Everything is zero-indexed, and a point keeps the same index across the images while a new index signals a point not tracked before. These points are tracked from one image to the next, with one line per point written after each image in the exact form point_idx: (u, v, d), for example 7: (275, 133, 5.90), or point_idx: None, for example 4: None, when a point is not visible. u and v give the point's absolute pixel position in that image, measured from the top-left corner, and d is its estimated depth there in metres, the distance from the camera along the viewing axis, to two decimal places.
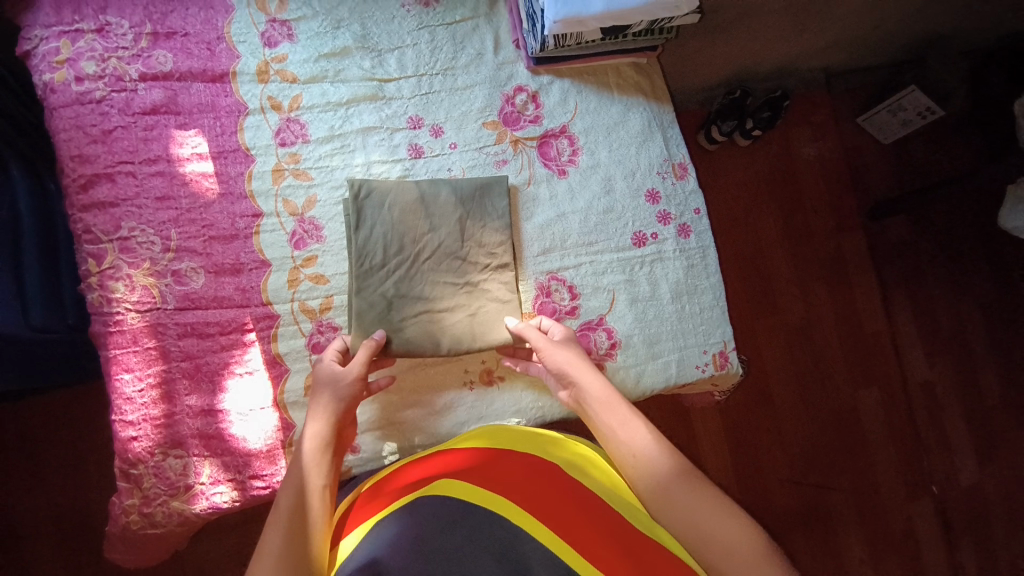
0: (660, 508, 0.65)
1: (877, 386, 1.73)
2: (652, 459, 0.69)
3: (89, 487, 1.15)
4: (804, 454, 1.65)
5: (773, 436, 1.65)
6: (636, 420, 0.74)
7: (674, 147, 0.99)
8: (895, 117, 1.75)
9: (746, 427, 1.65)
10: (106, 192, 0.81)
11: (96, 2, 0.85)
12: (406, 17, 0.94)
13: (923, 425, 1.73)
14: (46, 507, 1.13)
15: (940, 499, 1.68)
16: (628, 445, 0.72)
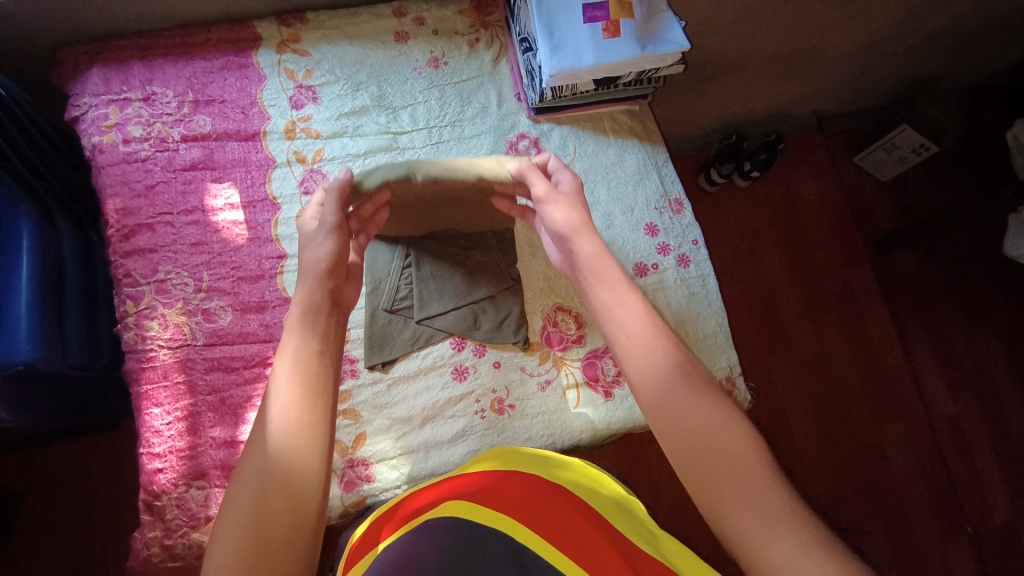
0: (659, 412, 0.61)
1: (901, 419, 1.71)
2: (653, 354, 0.64)
3: (112, 531, 1.17)
4: (828, 491, 1.61)
5: (796, 473, 1.62)
6: (636, 304, 0.68)
7: (669, 183, 1.06)
8: (890, 155, 1.81)
9: None
10: (146, 240, 0.89)
11: (145, 76, 0.96)
12: (418, 78, 1.04)
13: (951, 457, 1.69)
14: (68, 550, 1.15)
15: (974, 535, 1.63)
16: (649, 370, 0.63)
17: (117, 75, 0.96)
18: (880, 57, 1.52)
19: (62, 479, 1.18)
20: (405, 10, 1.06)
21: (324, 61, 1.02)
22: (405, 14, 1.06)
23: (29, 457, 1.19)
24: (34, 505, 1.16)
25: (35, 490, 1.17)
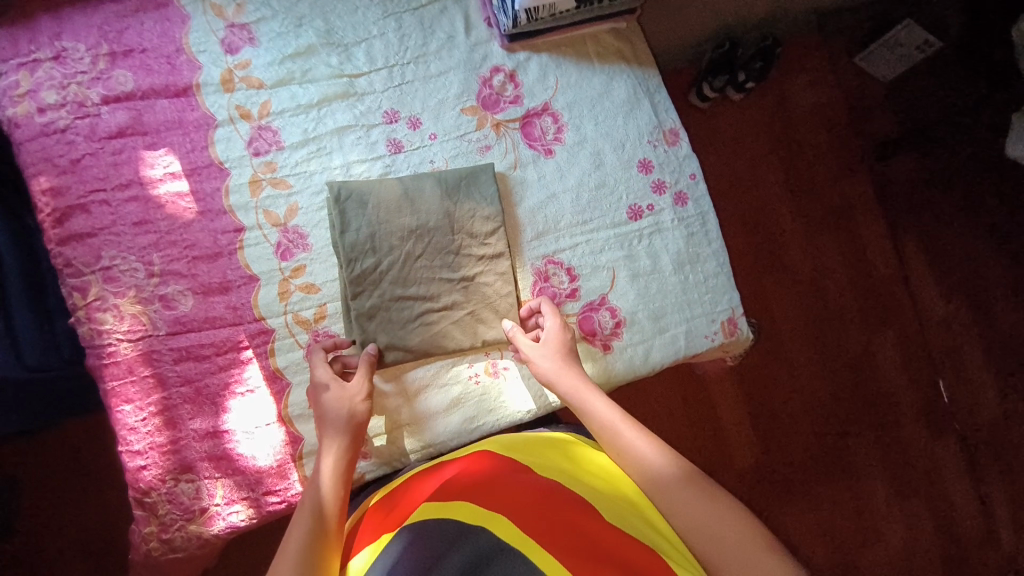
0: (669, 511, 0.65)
1: (894, 328, 1.69)
2: (655, 466, 0.69)
3: (113, 514, 1.15)
4: (821, 404, 1.62)
5: (788, 389, 1.62)
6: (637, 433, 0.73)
7: (663, 113, 0.95)
8: (893, 52, 1.73)
9: (762, 384, 1.62)
10: (83, 223, 0.79)
11: (50, 28, 0.82)
12: (370, 8, 0.90)
13: (942, 362, 1.68)
14: (70, 536, 1.14)
15: (963, 434, 1.63)
16: (651, 477, 0.68)
17: (20, 31, 0.82)
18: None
19: (53, 467, 1.15)
20: None
21: None
22: None
23: (14, 448, 1.15)
24: (27, 495, 1.14)
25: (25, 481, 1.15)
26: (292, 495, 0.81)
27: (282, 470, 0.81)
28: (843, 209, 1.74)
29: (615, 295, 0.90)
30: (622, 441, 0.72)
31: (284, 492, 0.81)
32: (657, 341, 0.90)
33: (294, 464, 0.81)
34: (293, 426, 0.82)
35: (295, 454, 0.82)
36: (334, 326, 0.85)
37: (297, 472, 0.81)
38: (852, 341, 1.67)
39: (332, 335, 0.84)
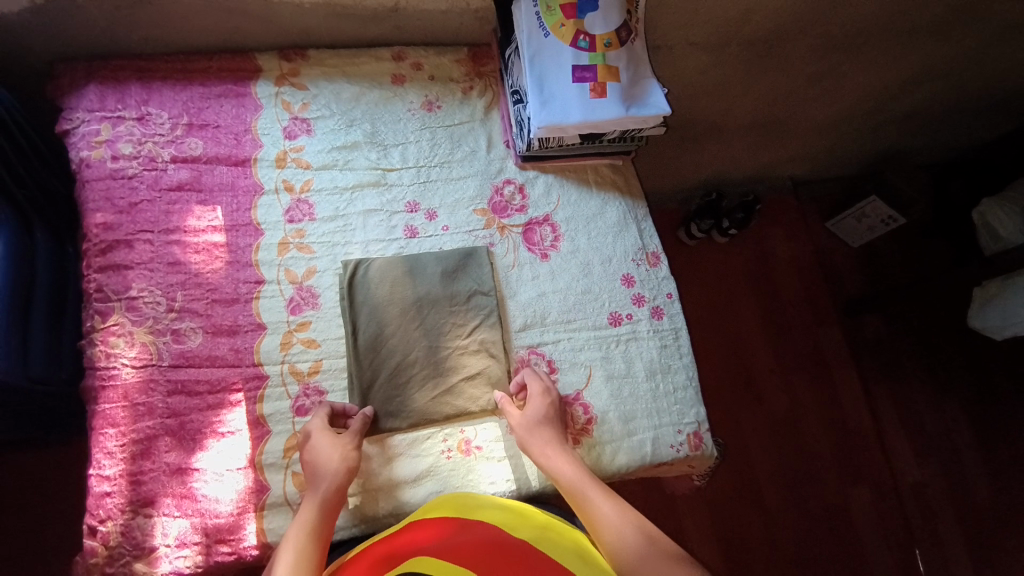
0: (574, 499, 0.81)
1: (869, 485, 1.74)
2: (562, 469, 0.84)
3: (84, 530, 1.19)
4: (828, 543, 1.65)
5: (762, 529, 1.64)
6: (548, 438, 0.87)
7: (647, 238, 1.09)
8: (861, 222, 1.93)
9: (726, 516, 1.64)
10: (123, 257, 0.88)
11: (139, 95, 0.96)
12: (411, 119, 1.06)
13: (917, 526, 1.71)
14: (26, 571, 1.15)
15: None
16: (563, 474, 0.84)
17: (112, 92, 0.95)
18: (852, 113, 1.69)
19: (46, 478, 1.22)
20: (404, 55, 1.09)
21: (321, 96, 1.04)
22: (403, 58, 1.09)
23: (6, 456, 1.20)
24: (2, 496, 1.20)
25: (11, 485, 1.20)
26: (244, 547, 0.81)
27: (239, 519, 0.82)
28: (835, 357, 1.88)
29: (589, 393, 0.97)
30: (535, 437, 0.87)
31: (236, 544, 0.81)
32: (623, 443, 0.95)
33: (254, 513, 0.82)
34: (262, 474, 0.84)
35: (256, 504, 0.83)
36: (324, 382, 0.90)
37: (253, 523, 0.82)
38: (846, 495, 1.72)
39: (321, 391, 0.90)
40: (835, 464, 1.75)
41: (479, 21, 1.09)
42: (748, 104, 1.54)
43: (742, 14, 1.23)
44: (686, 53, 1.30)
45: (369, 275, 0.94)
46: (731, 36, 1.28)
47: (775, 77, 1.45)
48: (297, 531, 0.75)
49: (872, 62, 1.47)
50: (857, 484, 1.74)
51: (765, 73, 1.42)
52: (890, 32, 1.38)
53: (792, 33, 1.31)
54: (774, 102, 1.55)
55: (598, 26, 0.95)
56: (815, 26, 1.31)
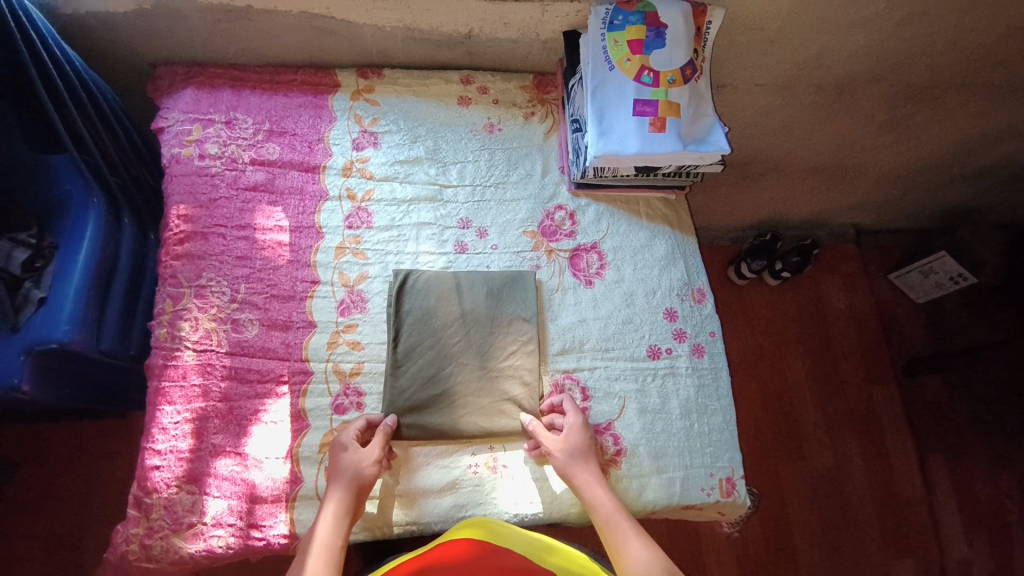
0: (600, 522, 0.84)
1: (914, 558, 1.64)
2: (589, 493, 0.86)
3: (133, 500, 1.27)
4: None
5: None
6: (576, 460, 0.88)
7: (695, 274, 1.08)
8: (927, 278, 1.84)
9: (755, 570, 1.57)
10: (197, 247, 0.96)
11: (229, 101, 1.05)
12: (472, 139, 1.11)
13: None
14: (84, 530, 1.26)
15: None
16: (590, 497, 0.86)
17: (206, 97, 1.04)
18: (924, 164, 1.62)
19: (105, 446, 1.31)
20: (472, 79, 1.14)
21: (391, 112, 1.09)
22: (471, 82, 1.14)
23: (73, 422, 1.30)
24: (66, 458, 1.29)
25: (74, 448, 1.30)
26: (273, 536, 0.84)
27: (273, 506, 0.86)
28: (888, 417, 1.79)
29: (620, 424, 0.96)
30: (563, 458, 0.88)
31: (267, 530, 0.85)
32: (651, 479, 0.94)
33: (287, 503, 0.86)
34: (298, 466, 0.88)
35: (289, 494, 0.86)
36: (363, 384, 0.94)
37: (286, 513, 0.86)
38: (887, 566, 1.62)
39: (360, 393, 0.93)
40: (878, 531, 1.65)
41: (547, 50, 1.12)
42: (813, 148, 1.51)
43: (815, 58, 1.21)
44: (751, 93, 1.29)
45: (417, 289, 0.98)
46: (801, 79, 1.26)
47: (844, 123, 1.42)
48: (324, 528, 0.80)
49: (950, 114, 1.42)
50: (901, 556, 1.63)
51: (833, 118, 1.40)
52: (971, 86, 1.33)
53: (866, 80, 1.29)
54: (841, 147, 1.51)
55: (663, 63, 0.96)
56: (891, 74, 1.27)
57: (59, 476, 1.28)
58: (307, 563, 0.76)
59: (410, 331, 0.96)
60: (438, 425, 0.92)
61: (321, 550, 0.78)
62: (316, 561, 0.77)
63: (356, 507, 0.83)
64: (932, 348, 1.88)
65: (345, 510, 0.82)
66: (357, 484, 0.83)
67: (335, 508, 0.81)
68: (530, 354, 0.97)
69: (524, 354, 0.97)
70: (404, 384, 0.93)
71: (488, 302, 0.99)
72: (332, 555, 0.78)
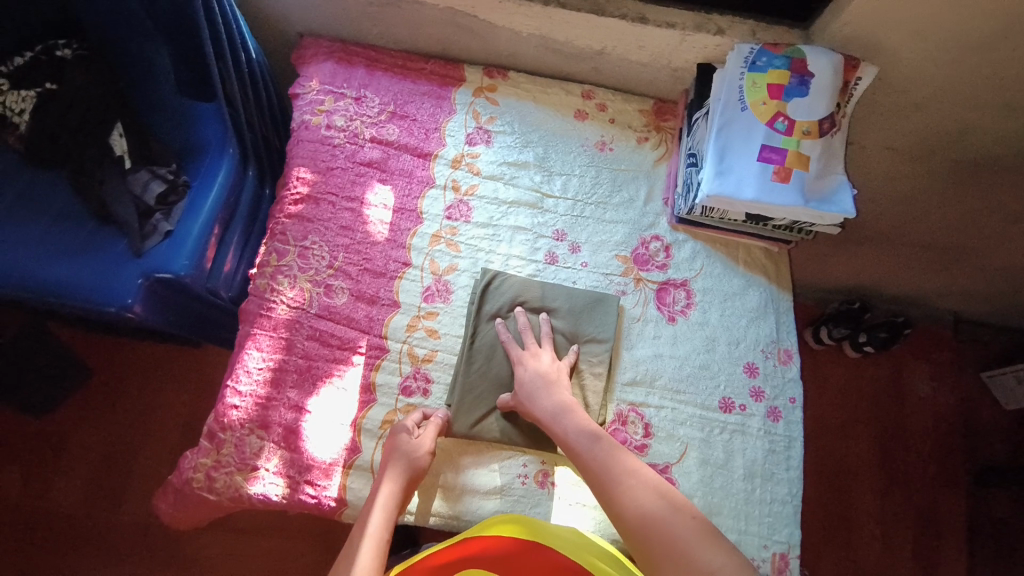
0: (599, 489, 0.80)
1: None
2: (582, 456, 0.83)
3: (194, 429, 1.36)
4: None
5: None
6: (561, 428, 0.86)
7: (784, 333, 1.03)
8: (1022, 386, 1.68)
9: None
10: (308, 210, 1.01)
11: (361, 79, 1.10)
12: (582, 154, 1.10)
13: None
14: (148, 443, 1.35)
15: None
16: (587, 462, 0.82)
17: (341, 71, 1.10)
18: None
19: (175, 373, 1.40)
20: (592, 95, 1.14)
21: (507, 114, 1.11)
22: (591, 97, 1.14)
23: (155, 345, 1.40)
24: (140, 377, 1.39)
25: (151, 368, 1.40)
26: (324, 496, 0.87)
27: (330, 468, 0.88)
28: (953, 524, 1.65)
29: (678, 470, 0.93)
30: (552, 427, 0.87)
31: (321, 490, 0.87)
32: None
33: (343, 468, 0.89)
34: (358, 437, 0.91)
35: (347, 461, 0.89)
36: (433, 372, 0.95)
37: (340, 478, 0.88)
38: None
39: (428, 379, 0.95)
40: None
41: (675, 79, 1.10)
42: (930, 224, 1.41)
43: (959, 133, 1.13)
44: (879, 156, 1.22)
45: (498, 293, 0.99)
46: (938, 151, 1.18)
47: (973, 205, 1.31)
48: (378, 516, 0.80)
49: None
50: None
51: (963, 198, 1.30)
52: None
53: (1012, 165, 1.19)
54: (962, 229, 1.40)
55: (801, 113, 0.92)
56: None
57: (132, 391, 1.39)
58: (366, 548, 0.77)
59: (486, 333, 0.97)
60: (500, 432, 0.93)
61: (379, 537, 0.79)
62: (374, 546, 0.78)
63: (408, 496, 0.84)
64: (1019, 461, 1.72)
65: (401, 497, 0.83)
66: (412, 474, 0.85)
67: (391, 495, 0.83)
68: (597, 379, 0.96)
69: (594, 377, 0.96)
70: (471, 383, 0.94)
71: (566, 321, 0.99)
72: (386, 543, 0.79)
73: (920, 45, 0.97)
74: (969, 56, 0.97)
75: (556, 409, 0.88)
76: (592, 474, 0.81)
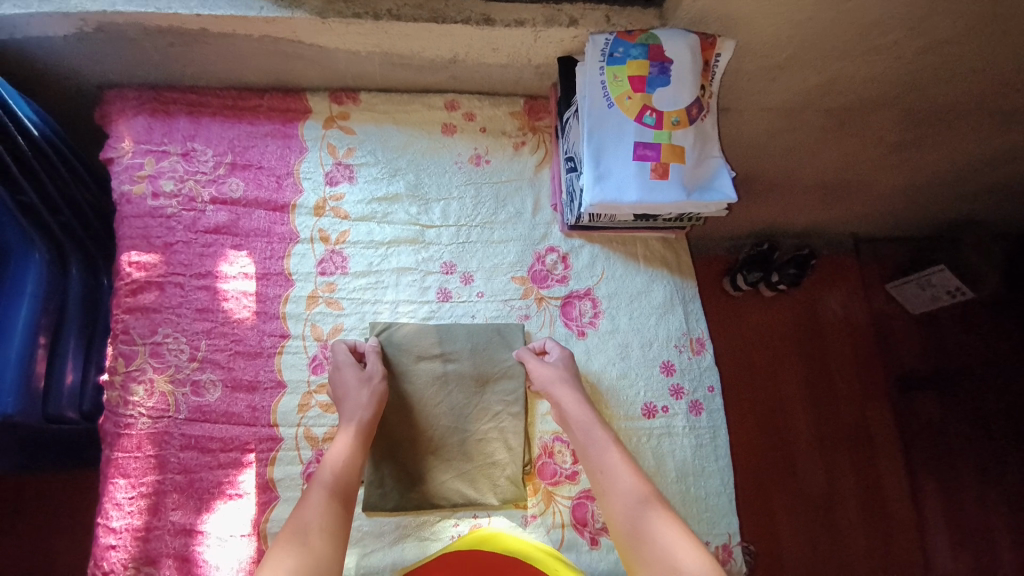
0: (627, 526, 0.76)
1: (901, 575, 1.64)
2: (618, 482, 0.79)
3: (60, 552, 1.10)
4: None
5: None
6: (603, 447, 0.83)
7: (694, 322, 1.02)
8: (924, 290, 1.84)
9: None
10: (152, 299, 0.87)
11: (186, 130, 0.94)
12: (457, 172, 1.01)
13: None
14: None
15: None
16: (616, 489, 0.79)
17: (159, 126, 0.94)
18: (931, 180, 1.55)
19: (21, 494, 1.12)
20: (457, 104, 1.04)
21: (367, 142, 1.00)
22: (456, 108, 1.04)
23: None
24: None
25: None
26: None
27: None
28: (879, 433, 1.77)
29: None
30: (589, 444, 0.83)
31: None
32: None
33: None
34: (264, 545, 0.81)
35: None
36: None
37: None
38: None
39: None
40: (866, 549, 1.65)
41: (540, 75, 1.03)
42: (817, 166, 1.43)
43: (827, 84, 1.13)
44: (758, 116, 1.20)
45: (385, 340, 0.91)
46: (811, 103, 1.18)
47: (852, 144, 1.34)
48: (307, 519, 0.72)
49: (959, 138, 1.35)
50: (887, 574, 1.63)
51: (842, 138, 1.31)
52: (983, 112, 1.26)
53: (879, 104, 1.20)
54: (846, 165, 1.43)
55: (667, 103, 0.87)
56: (904, 98, 1.19)
57: None
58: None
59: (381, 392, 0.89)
60: (422, 498, 0.85)
61: (300, 560, 0.68)
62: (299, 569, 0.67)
63: (342, 503, 0.75)
64: (927, 362, 1.85)
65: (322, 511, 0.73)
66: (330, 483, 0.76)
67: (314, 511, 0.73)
68: (513, 414, 0.91)
69: (512, 413, 0.91)
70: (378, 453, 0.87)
71: (471, 356, 0.92)
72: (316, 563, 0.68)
73: (772, 10, 0.93)
74: (821, 12, 0.95)
75: (584, 452, 0.84)
76: (622, 527, 0.76)
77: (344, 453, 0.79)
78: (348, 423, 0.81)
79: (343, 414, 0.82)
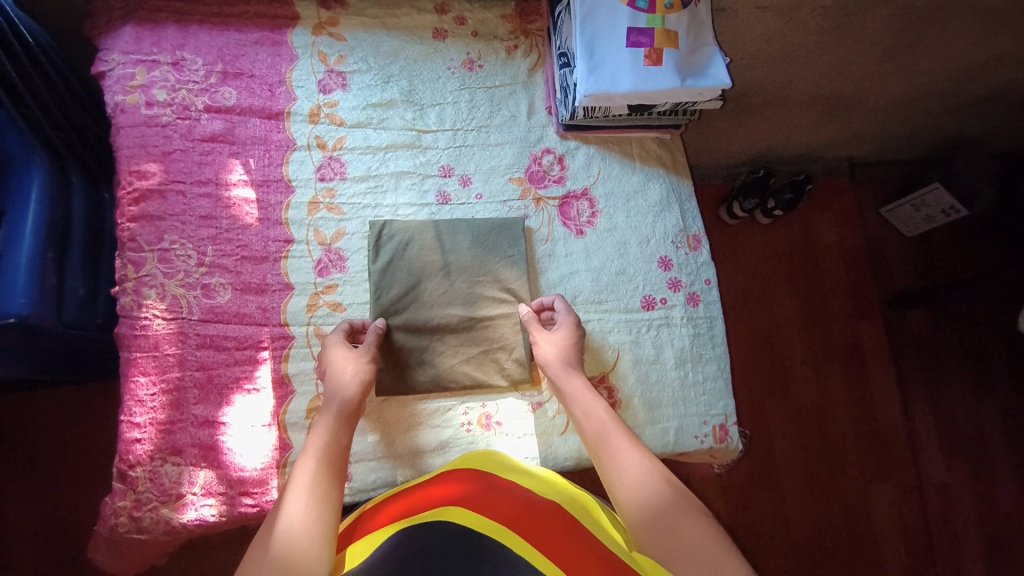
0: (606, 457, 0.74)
1: (892, 482, 1.71)
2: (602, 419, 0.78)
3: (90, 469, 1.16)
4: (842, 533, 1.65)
5: (776, 514, 1.64)
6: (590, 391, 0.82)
7: (690, 220, 1.03)
8: (919, 211, 1.80)
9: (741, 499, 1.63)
10: (156, 207, 0.88)
11: (175, 39, 0.93)
12: (450, 78, 1.01)
13: (936, 527, 1.69)
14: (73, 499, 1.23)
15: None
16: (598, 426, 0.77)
17: (147, 35, 0.93)
18: (928, 92, 1.54)
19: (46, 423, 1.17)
20: (447, 7, 1.03)
21: (358, 48, 0.99)
22: (446, 11, 1.03)
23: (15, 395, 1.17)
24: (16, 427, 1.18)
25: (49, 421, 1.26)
26: (266, 502, 0.82)
27: (263, 475, 0.83)
28: (873, 350, 1.81)
29: (615, 375, 0.94)
30: (570, 390, 0.82)
31: (259, 496, 0.82)
32: (646, 430, 0.92)
33: (277, 470, 0.83)
34: (285, 433, 0.85)
35: (279, 460, 0.84)
36: None
37: (277, 480, 0.83)
38: (865, 491, 1.70)
39: None
40: (859, 458, 1.72)
41: None
42: (812, 78, 1.41)
43: None
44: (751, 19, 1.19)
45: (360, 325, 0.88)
46: (804, 2, 1.16)
47: (846, 50, 1.31)
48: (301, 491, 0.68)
49: (953, 41, 1.33)
50: (878, 480, 1.71)
51: (837, 42, 1.28)
52: (978, 10, 1.24)
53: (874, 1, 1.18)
54: (841, 76, 1.41)
55: None
56: None
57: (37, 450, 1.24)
58: (297, 519, 0.65)
59: (386, 280, 0.91)
60: (434, 379, 0.89)
61: (305, 510, 0.66)
62: (314, 486, 0.69)
63: (331, 476, 0.71)
64: (921, 280, 1.88)
65: (330, 433, 0.76)
66: (321, 450, 0.73)
67: (311, 464, 0.71)
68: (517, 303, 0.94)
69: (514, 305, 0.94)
70: (388, 345, 0.89)
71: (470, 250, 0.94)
72: (333, 478, 0.71)
73: None
74: None
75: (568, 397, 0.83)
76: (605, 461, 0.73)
77: (329, 428, 0.76)
78: (331, 402, 0.79)
79: (328, 395, 0.80)
